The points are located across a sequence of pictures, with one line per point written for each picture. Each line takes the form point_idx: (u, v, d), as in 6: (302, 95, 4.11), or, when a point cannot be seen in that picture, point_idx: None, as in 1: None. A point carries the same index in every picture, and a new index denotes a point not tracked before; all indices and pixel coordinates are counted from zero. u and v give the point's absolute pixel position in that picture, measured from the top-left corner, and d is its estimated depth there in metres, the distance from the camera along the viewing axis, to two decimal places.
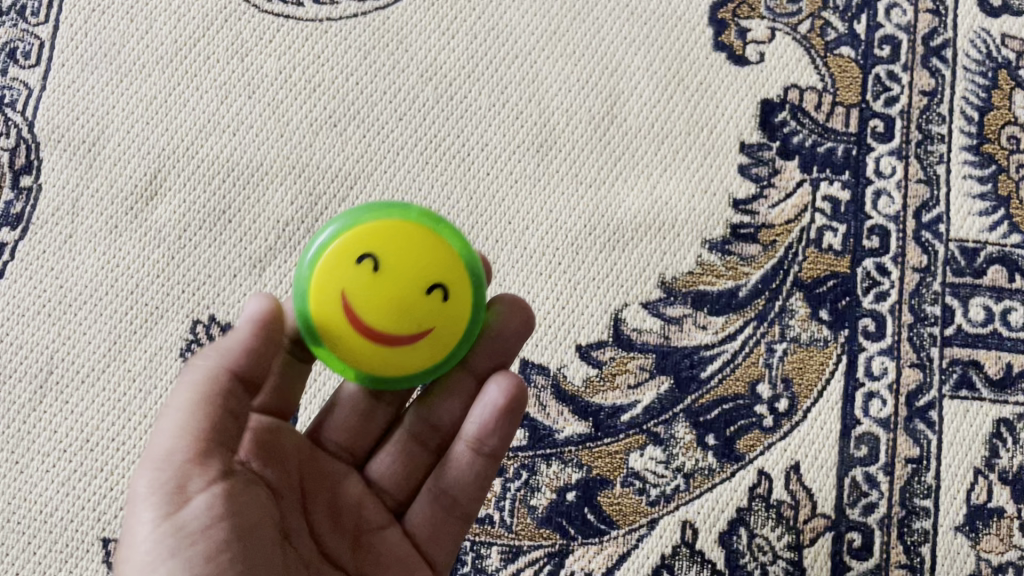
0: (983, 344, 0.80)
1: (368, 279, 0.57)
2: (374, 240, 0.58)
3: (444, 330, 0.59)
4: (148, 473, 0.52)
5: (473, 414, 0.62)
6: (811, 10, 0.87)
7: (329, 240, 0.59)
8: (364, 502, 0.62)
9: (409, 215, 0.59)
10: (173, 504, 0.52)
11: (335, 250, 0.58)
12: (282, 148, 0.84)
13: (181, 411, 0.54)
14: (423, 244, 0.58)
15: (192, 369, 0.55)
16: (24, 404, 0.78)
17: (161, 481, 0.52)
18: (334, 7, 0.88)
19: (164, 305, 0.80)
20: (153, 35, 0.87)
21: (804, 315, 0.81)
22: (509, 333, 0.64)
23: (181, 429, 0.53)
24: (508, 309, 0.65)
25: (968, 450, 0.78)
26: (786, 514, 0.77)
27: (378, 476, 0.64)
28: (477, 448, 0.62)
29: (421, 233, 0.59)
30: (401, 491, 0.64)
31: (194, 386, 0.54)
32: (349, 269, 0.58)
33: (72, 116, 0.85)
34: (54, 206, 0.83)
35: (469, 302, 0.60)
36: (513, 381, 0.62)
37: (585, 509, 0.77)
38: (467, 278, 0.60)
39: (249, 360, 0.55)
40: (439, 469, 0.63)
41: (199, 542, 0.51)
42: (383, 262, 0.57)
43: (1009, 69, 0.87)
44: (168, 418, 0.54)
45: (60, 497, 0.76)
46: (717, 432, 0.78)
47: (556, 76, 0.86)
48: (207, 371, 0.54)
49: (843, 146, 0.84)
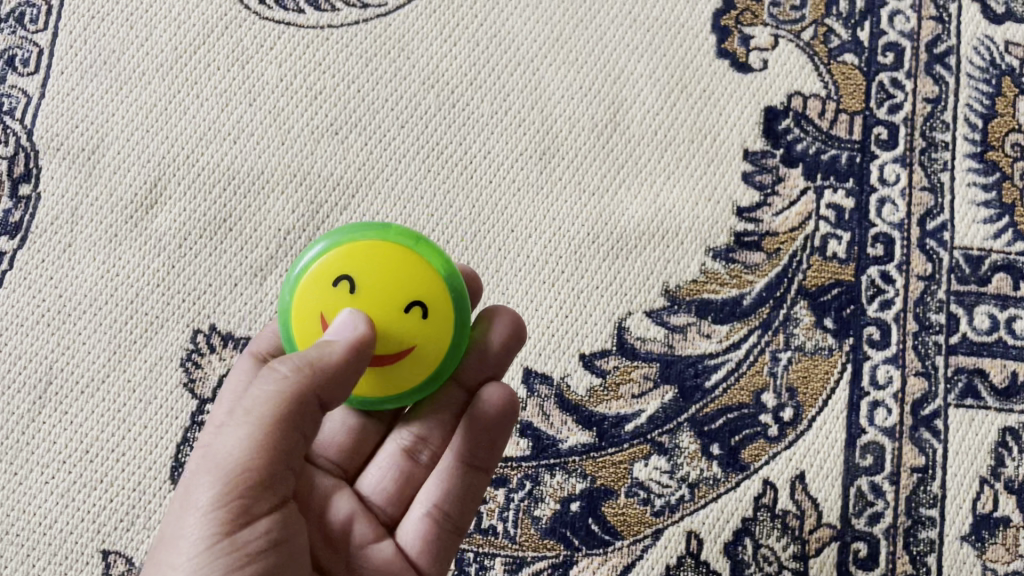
0: (988, 352, 0.79)
1: (346, 302, 0.57)
2: (351, 261, 0.58)
3: (426, 348, 0.59)
4: (213, 486, 0.52)
5: (465, 425, 0.62)
6: (814, 18, 0.87)
7: (308, 262, 0.58)
8: (354, 519, 0.61)
9: (385, 233, 0.58)
10: (234, 523, 0.52)
11: (313, 272, 0.58)
12: (284, 155, 0.83)
13: (257, 428, 0.53)
14: (399, 263, 0.57)
15: (271, 376, 0.54)
16: (23, 415, 0.77)
17: (228, 499, 0.52)
18: (335, 14, 0.87)
19: (164, 314, 0.80)
20: (153, 42, 0.86)
21: (809, 323, 0.80)
22: (498, 348, 0.64)
23: (253, 449, 0.53)
24: (499, 322, 0.64)
25: (974, 459, 0.77)
26: (792, 524, 0.76)
27: (371, 491, 0.64)
28: (467, 458, 0.62)
29: (398, 251, 0.58)
30: (392, 506, 0.63)
31: (276, 404, 0.53)
32: (326, 292, 0.58)
33: (72, 124, 0.84)
34: (53, 215, 0.82)
35: (451, 318, 0.59)
36: (505, 392, 0.62)
37: (590, 520, 0.76)
38: (447, 294, 0.59)
39: (334, 385, 0.54)
40: (430, 482, 0.63)
41: (252, 564, 0.53)
42: (360, 284, 0.57)
43: (1012, 76, 0.86)
44: (240, 429, 0.53)
45: (60, 509, 0.75)
46: (722, 441, 0.78)
47: (558, 83, 0.86)
48: (292, 390, 0.53)
49: (847, 153, 0.84)
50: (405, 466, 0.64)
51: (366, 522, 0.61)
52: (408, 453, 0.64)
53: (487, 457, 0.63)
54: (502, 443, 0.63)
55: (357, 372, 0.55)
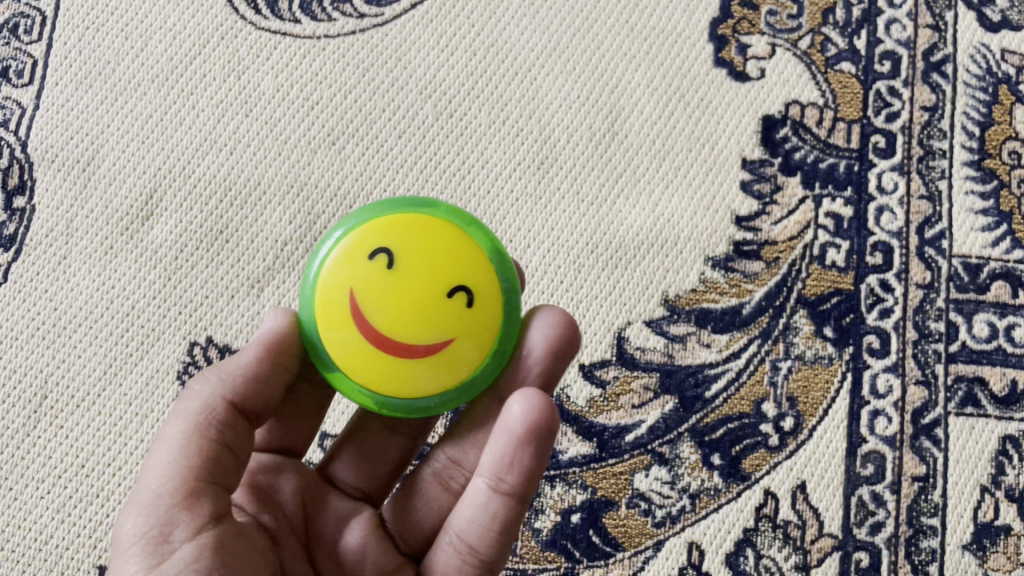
0: (987, 360, 0.79)
1: (383, 277, 0.55)
2: (394, 235, 0.56)
3: (464, 341, 0.56)
4: (134, 518, 0.49)
5: (494, 444, 0.56)
6: (812, 26, 0.87)
7: (348, 229, 0.57)
8: (366, 547, 0.58)
9: (435, 211, 0.57)
10: (158, 554, 0.48)
11: (354, 242, 0.56)
12: (281, 166, 0.83)
13: (173, 449, 0.51)
14: (444, 241, 0.56)
15: (188, 398, 0.53)
16: (19, 430, 0.77)
17: (149, 527, 0.48)
18: (332, 24, 0.87)
19: (161, 327, 0.79)
20: (149, 53, 0.86)
21: (808, 332, 0.80)
22: (541, 351, 0.59)
23: (171, 469, 0.50)
24: (545, 320, 0.59)
25: (975, 467, 0.77)
26: (793, 534, 0.76)
27: (389, 516, 0.61)
28: (496, 486, 0.56)
29: (445, 232, 0.56)
30: (414, 535, 0.60)
31: (188, 417, 0.52)
32: (362, 266, 0.55)
33: (66, 135, 0.83)
34: (48, 227, 0.81)
35: (497, 313, 0.57)
36: (539, 400, 0.55)
37: (591, 531, 0.75)
38: (494, 283, 0.57)
39: (249, 388, 0.54)
40: (456, 508, 0.57)
41: None
42: (401, 260, 0.55)
43: (1008, 84, 0.87)
44: (158, 457, 0.51)
45: (55, 524, 0.74)
46: (722, 451, 0.77)
47: (556, 92, 0.86)
48: (203, 399, 0.52)
49: (845, 162, 0.83)
50: (433, 491, 0.61)
51: (380, 549, 0.58)
52: (440, 478, 0.61)
53: (520, 481, 0.56)
54: (538, 470, 0.56)
55: (277, 372, 0.55)
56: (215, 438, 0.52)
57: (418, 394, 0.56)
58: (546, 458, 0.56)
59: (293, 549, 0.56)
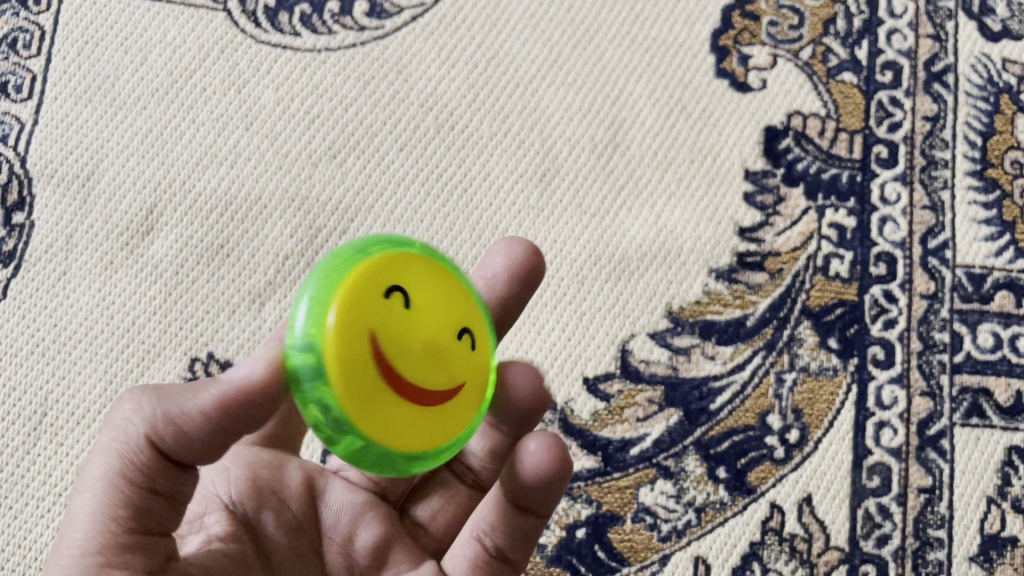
0: (992, 370, 0.79)
1: (399, 316, 0.46)
2: (397, 269, 0.47)
3: (471, 387, 0.49)
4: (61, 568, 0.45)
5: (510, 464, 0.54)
6: (813, 37, 0.87)
7: (338, 265, 0.46)
8: (386, 542, 0.56)
9: (410, 247, 0.50)
10: None
11: (358, 268, 0.46)
12: (282, 180, 0.83)
13: (97, 493, 0.45)
14: (443, 278, 0.49)
15: (112, 424, 0.46)
16: (18, 447, 0.76)
17: None
18: (332, 37, 0.87)
19: (161, 343, 0.78)
20: (148, 67, 0.86)
21: (813, 343, 0.79)
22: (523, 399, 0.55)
23: (96, 520, 0.45)
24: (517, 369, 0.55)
25: (981, 479, 0.77)
26: (800, 548, 0.75)
27: (420, 512, 0.60)
28: (514, 500, 0.54)
29: (441, 270, 0.50)
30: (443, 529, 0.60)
31: (110, 459, 0.45)
32: (377, 302, 0.46)
33: (66, 150, 0.83)
34: (47, 242, 0.81)
35: (490, 355, 0.51)
36: (553, 443, 0.54)
37: (596, 546, 0.75)
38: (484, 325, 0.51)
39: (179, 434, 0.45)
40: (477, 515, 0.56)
41: None
42: (415, 296, 0.47)
43: (1010, 93, 0.86)
44: (83, 498, 0.46)
45: (55, 543, 0.74)
46: (728, 464, 0.77)
47: (558, 104, 0.85)
48: (126, 435, 0.45)
49: (848, 172, 0.83)
50: (452, 482, 0.61)
51: (403, 545, 0.56)
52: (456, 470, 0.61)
53: (539, 500, 0.54)
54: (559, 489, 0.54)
55: (225, 430, 0.45)
56: (141, 484, 0.45)
57: (417, 451, 0.47)
58: (564, 488, 0.54)
59: (299, 553, 0.54)
